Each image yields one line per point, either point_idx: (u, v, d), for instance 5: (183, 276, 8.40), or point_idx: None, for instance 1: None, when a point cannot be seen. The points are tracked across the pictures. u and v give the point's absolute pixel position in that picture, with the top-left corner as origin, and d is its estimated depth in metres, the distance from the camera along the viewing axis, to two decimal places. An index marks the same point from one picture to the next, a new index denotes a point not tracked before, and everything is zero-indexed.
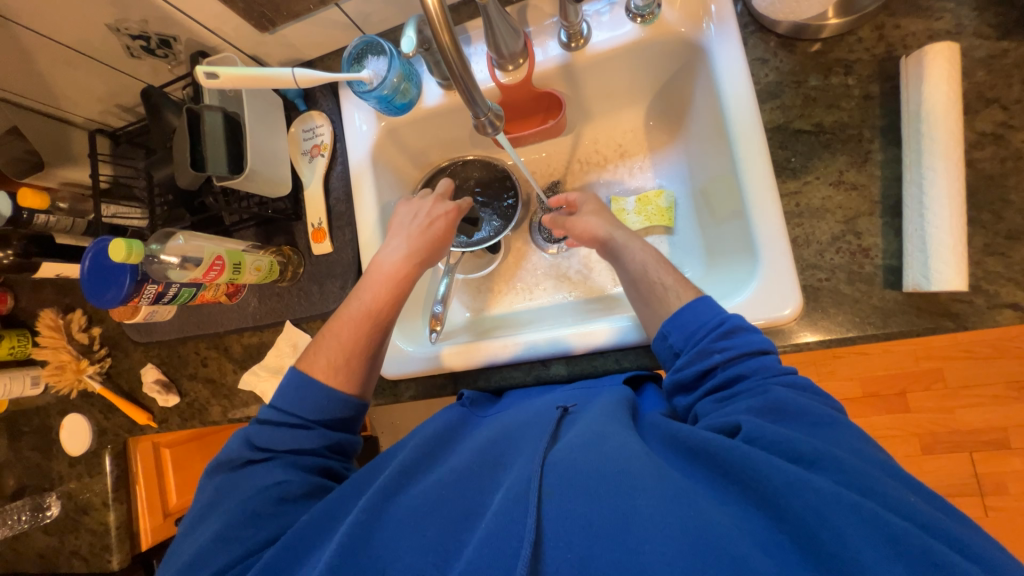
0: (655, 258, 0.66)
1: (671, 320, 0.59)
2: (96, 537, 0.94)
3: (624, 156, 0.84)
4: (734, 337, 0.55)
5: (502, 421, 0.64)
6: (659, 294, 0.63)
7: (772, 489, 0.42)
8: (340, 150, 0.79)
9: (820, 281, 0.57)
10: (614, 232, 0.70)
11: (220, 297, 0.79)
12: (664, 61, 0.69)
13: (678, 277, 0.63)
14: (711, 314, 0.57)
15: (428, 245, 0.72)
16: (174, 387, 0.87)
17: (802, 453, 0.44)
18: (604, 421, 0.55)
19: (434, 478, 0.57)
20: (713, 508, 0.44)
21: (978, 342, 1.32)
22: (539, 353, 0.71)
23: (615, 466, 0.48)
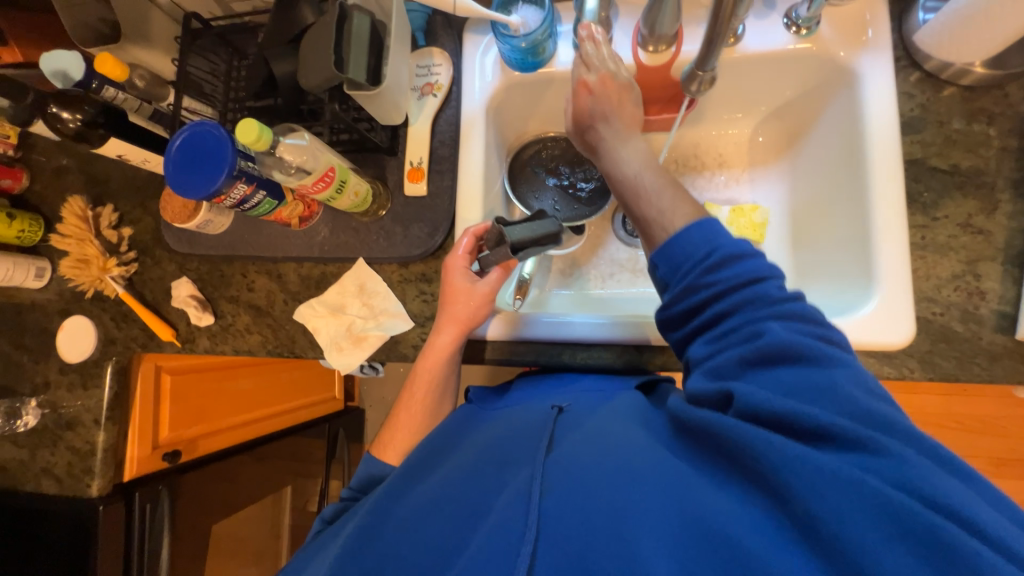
0: (658, 184, 0.54)
1: (659, 250, 0.50)
2: (76, 458, 0.83)
3: (723, 166, 0.84)
4: (725, 268, 0.47)
5: (510, 419, 0.62)
6: (652, 220, 0.54)
7: (769, 470, 0.39)
8: (454, 95, 0.75)
9: (933, 314, 0.59)
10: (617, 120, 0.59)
11: (290, 220, 0.74)
12: (804, 77, 0.70)
13: (675, 198, 0.53)
14: (701, 248, 0.48)
15: (472, 309, 0.65)
16: (210, 307, 0.80)
17: (809, 423, 0.39)
18: (611, 419, 0.54)
19: (442, 475, 0.55)
20: (711, 496, 0.42)
21: (970, 416, 1.38)
22: (597, 336, 0.67)
23: (612, 462, 0.47)
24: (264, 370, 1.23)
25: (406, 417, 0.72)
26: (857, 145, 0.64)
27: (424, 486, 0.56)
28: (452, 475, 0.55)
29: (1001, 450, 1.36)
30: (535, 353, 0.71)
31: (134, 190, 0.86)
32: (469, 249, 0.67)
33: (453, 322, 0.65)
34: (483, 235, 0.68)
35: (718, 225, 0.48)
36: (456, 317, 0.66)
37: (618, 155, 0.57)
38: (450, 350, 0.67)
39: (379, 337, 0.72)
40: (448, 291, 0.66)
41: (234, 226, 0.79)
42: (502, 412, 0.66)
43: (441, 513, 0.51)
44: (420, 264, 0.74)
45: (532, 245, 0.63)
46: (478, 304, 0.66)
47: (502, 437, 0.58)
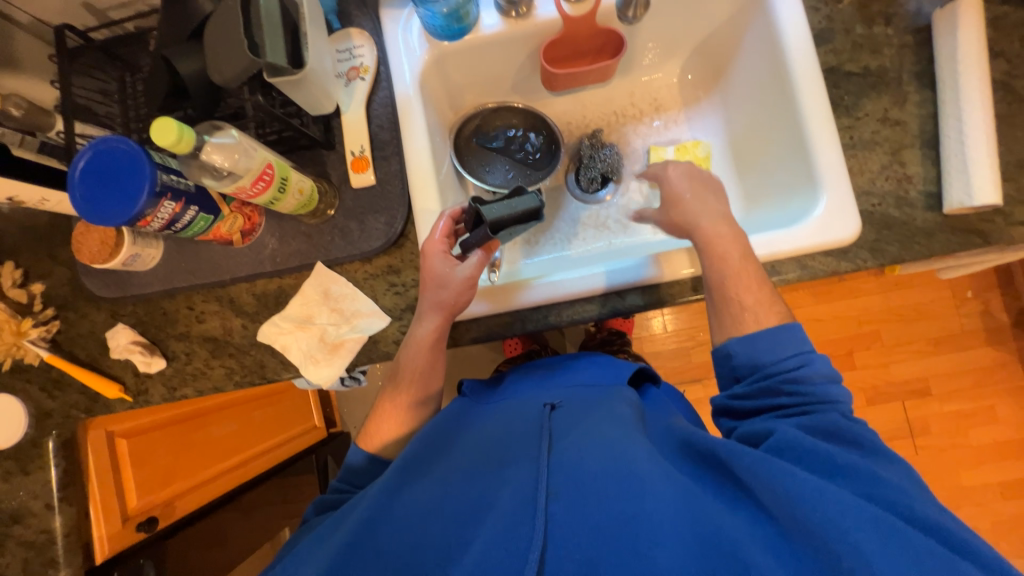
0: (743, 271, 0.61)
1: (741, 340, 0.60)
2: (32, 552, 0.73)
3: (659, 110, 0.86)
4: (810, 385, 0.56)
5: (501, 420, 0.63)
6: (734, 313, 0.61)
7: (786, 499, 0.44)
8: (384, 75, 0.72)
9: (873, 206, 0.64)
10: (705, 220, 0.64)
11: (232, 236, 0.68)
12: (719, 9, 0.74)
13: (757, 299, 0.61)
14: (779, 353, 0.58)
15: (455, 297, 0.63)
16: (158, 349, 0.72)
17: (834, 462, 0.48)
18: (608, 422, 0.57)
19: (439, 480, 0.55)
20: (719, 512, 0.47)
21: (905, 306, 1.53)
22: (578, 288, 0.66)
23: (619, 469, 0.49)
24: (235, 411, 1.15)
25: (393, 406, 0.71)
26: (782, 67, 0.67)
27: (419, 488, 0.55)
28: (450, 480, 0.54)
29: (935, 330, 1.53)
30: (519, 321, 0.69)
31: (35, 240, 0.75)
32: (446, 233, 0.64)
33: (436, 308, 0.63)
34: (462, 217, 0.65)
35: (802, 332, 0.58)
36: (441, 303, 0.63)
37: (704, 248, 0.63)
38: (433, 339, 0.64)
39: (357, 340, 0.68)
40: (425, 276, 0.64)
41: (167, 257, 0.72)
42: (490, 416, 0.66)
43: (439, 518, 0.50)
44: (383, 256, 0.70)
45: (512, 224, 0.61)
46: (462, 290, 0.63)
47: (498, 442, 0.58)
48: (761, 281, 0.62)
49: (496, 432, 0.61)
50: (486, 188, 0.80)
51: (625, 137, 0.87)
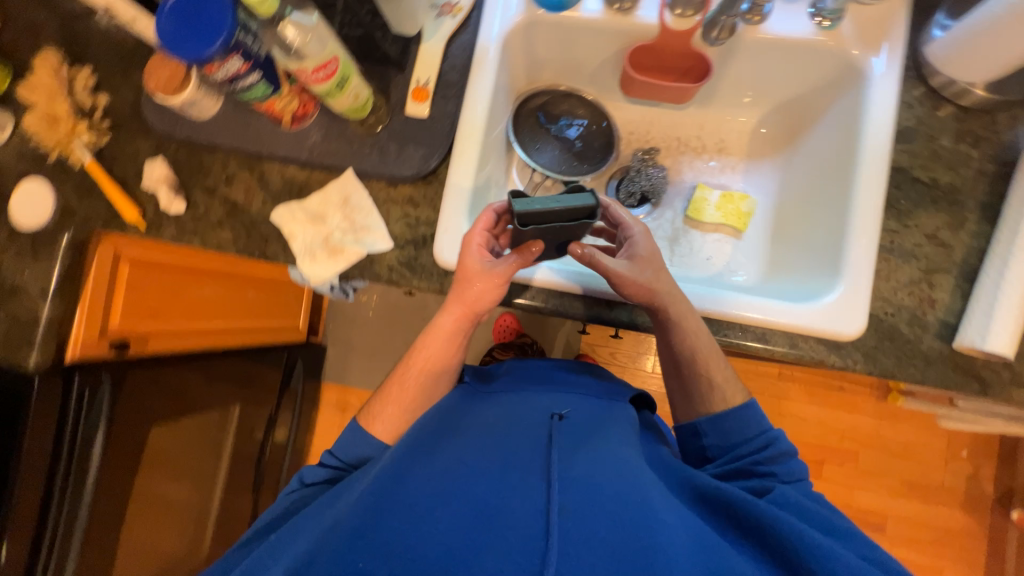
0: (710, 351, 0.64)
1: (711, 419, 0.66)
2: (16, 328, 0.79)
3: (720, 152, 0.85)
4: (778, 462, 0.61)
5: (507, 418, 0.66)
6: (704, 391, 0.67)
7: (792, 550, 0.50)
8: (473, 21, 0.74)
9: (885, 314, 0.62)
10: (666, 297, 0.62)
11: (283, 116, 0.71)
12: (816, 73, 0.73)
13: (726, 376, 0.66)
14: (747, 433, 0.64)
15: (477, 294, 0.65)
16: (183, 194, 0.76)
17: (823, 520, 0.55)
18: (614, 446, 0.62)
19: (446, 469, 0.57)
20: (728, 552, 0.51)
21: (893, 439, 1.48)
22: (569, 283, 0.68)
23: (631, 497, 0.53)
24: (232, 282, 1.20)
25: (398, 393, 0.73)
26: (852, 149, 0.67)
27: (425, 475, 0.56)
28: (457, 472, 0.56)
29: (914, 473, 1.47)
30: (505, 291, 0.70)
31: (116, 56, 0.81)
32: (490, 225, 0.64)
33: (460, 302, 0.65)
34: (508, 213, 0.65)
35: (761, 412, 0.65)
36: (463, 298, 0.65)
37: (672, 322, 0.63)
38: (452, 330, 0.69)
39: (356, 252, 0.71)
40: (460, 270, 0.64)
41: (221, 114, 0.76)
42: (491, 409, 0.70)
43: (450, 512, 0.51)
44: (409, 186, 0.72)
45: (557, 219, 0.57)
46: (489, 287, 0.64)
47: (503, 441, 0.61)
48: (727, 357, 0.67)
49: (500, 429, 0.64)
50: (531, 162, 0.80)
51: (678, 165, 0.86)
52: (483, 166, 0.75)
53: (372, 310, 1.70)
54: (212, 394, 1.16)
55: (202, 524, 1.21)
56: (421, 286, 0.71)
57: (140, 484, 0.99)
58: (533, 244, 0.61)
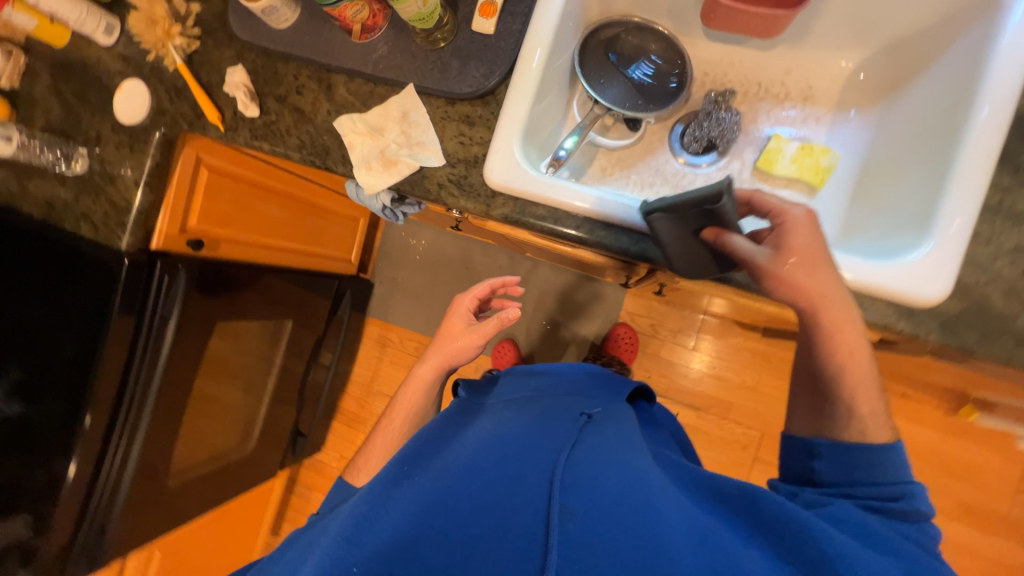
0: (864, 373, 0.59)
1: (830, 445, 0.60)
2: (113, 211, 0.90)
3: (806, 100, 0.77)
4: (886, 495, 0.56)
5: (505, 421, 0.69)
6: (839, 420, 0.60)
7: (816, 554, 0.48)
8: None
9: (976, 282, 0.56)
10: (833, 301, 0.56)
11: (353, 26, 0.74)
12: (937, 7, 0.65)
13: (873, 409, 0.59)
14: (874, 475, 0.57)
15: (454, 351, 0.86)
16: (257, 101, 0.80)
17: (883, 540, 0.50)
18: (613, 446, 0.62)
19: (442, 467, 0.59)
20: (737, 549, 0.50)
21: (958, 457, 1.34)
22: (622, 212, 0.64)
23: (633, 495, 0.53)
24: (296, 206, 1.28)
25: (381, 445, 0.87)
26: (964, 109, 0.59)
27: (421, 477, 0.59)
28: (452, 468, 0.58)
29: (979, 499, 1.33)
30: (552, 219, 0.68)
31: None
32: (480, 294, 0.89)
33: (439, 354, 0.87)
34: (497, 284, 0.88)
35: (900, 456, 0.57)
36: (440, 354, 0.88)
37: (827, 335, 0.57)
38: (429, 379, 0.88)
39: (409, 166, 0.72)
40: (448, 328, 0.89)
41: (297, 25, 0.79)
42: (489, 417, 0.74)
43: (445, 508, 0.52)
44: (467, 105, 0.72)
45: (682, 202, 0.56)
46: (468, 344, 0.86)
47: (499, 439, 0.63)
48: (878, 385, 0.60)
49: (497, 431, 0.66)
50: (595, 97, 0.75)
51: (754, 112, 0.79)
52: (544, 93, 0.74)
53: (418, 254, 1.75)
54: (270, 311, 1.24)
55: (247, 431, 1.33)
56: (468, 207, 0.71)
57: (198, 385, 1.08)
58: (508, 311, 0.77)
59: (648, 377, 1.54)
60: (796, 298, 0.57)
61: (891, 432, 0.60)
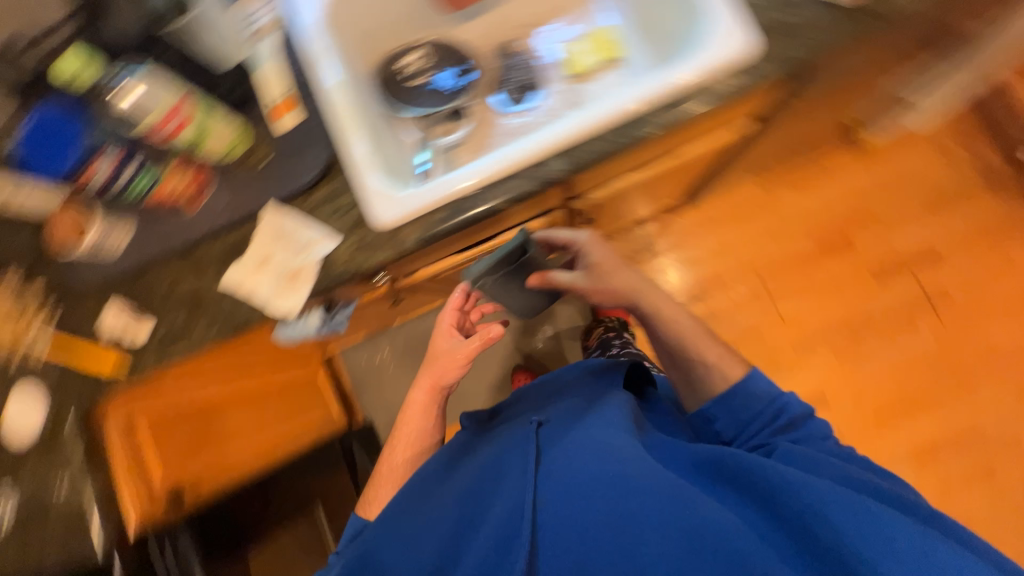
0: (694, 333, 0.81)
1: (717, 402, 0.78)
2: (70, 531, 0.77)
3: (563, 13, 0.91)
4: (792, 427, 0.74)
5: (502, 438, 0.78)
6: (702, 371, 0.80)
7: (771, 488, 0.57)
8: (291, 28, 0.78)
9: (767, 17, 0.66)
10: (637, 292, 0.81)
11: (179, 200, 0.73)
12: None
13: (719, 353, 0.81)
14: (754, 410, 0.76)
15: (441, 367, 0.86)
16: (146, 313, 0.77)
17: (802, 455, 0.65)
18: (597, 430, 0.70)
19: (440, 495, 0.72)
20: (706, 502, 0.57)
21: (892, 175, 1.49)
22: (504, 163, 0.69)
23: (608, 473, 0.62)
24: (257, 399, 1.13)
25: (383, 475, 0.86)
26: None
27: (423, 505, 0.71)
28: (451, 494, 0.71)
29: (931, 190, 1.47)
30: (455, 212, 0.70)
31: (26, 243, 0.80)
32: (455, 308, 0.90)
33: (427, 374, 0.87)
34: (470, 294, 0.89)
35: (764, 383, 0.78)
36: (431, 373, 0.87)
37: (649, 311, 0.81)
38: (423, 403, 0.87)
39: (313, 264, 0.72)
40: (435, 350, 0.88)
41: (136, 233, 0.77)
42: (492, 439, 0.81)
43: (441, 526, 0.67)
44: (323, 186, 0.75)
45: (499, 264, 0.83)
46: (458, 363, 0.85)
47: (498, 462, 0.72)
48: (715, 339, 0.83)
49: (497, 451, 0.75)
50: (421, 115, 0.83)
51: (537, 46, 0.90)
52: (376, 137, 0.78)
53: None
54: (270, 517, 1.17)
55: None
56: (386, 258, 0.71)
57: None
58: (493, 327, 0.82)
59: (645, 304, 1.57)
60: (618, 296, 0.82)
61: (744, 364, 0.81)
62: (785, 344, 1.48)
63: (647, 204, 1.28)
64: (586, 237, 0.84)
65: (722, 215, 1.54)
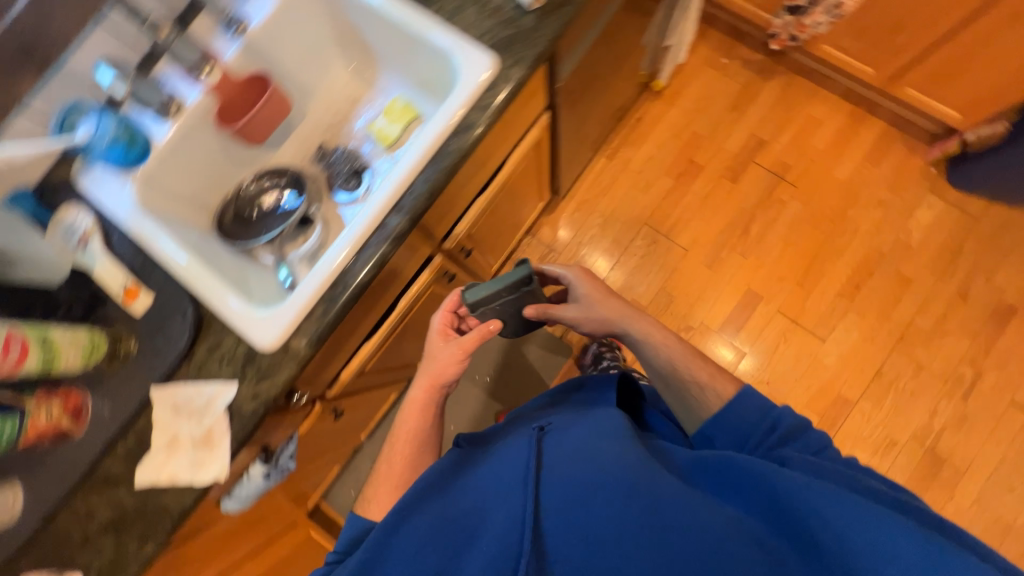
0: (680, 356, 0.90)
1: (712, 422, 0.80)
2: None
3: (356, 101, 0.98)
4: (786, 437, 0.74)
5: (500, 451, 0.77)
6: (696, 391, 0.86)
7: (774, 494, 0.60)
8: (110, 225, 0.79)
9: (492, 37, 0.77)
10: (626, 320, 0.97)
11: (60, 427, 0.69)
12: (317, 10, 0.88)
13: (710, 374, 0.87)
14: (750, 420, 0.77)
15: (440, 367, 0.87)
16: (67, 565, 0.68)
17: (804, 464, 0.65)
18: (601, 442, 0.74)
19: (437, 513, 0.68)
20: (708, 508, 0.62)
21: (696, 99, 1.75)
22: (350, 242, 0.74)
23: (614, 480, 0.65)
24: None
25: (384, 475, 0.83)
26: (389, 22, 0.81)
27: (417, 524, 0.66)
28: (449, 513, 0.68)
29: (729, 96, 1.74)
30: (329, 304, 0.73)
31: None
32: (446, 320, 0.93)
33: (427, 374, 0.87)
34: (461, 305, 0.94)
35: (757, 397, 0.79)
36: (430, 375, 0.87)
37: (639, 335, 0.95)
38: (421, 404, 0.86)
39: (220, 419, 0.71)
40: (432, 350, 0.89)
41: (27, 488, 0.70)
42: (492, 453, 0.78)
43: (436, 546, 0.64)
44: (200, 344, 0.74)
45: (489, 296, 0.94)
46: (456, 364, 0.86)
47: (501, 478, 0.71)
48: (706, 360, 0.90)
49: (498, 465, 0.73)
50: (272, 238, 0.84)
51: (349, 137, 0.97)
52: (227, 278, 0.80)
53: None
54: None
55: None
56: (288, 377, 0.72)
57: None
58: (491, 325, 0.89)
59: None
60: (605, 324, 0.99)
61: (735, 381, 0.86)
62: (696, 267, 1.64)
63: (523, 212, 1.40)
64: (586, 275, 1.04)
65: (592, 193, 1.72)
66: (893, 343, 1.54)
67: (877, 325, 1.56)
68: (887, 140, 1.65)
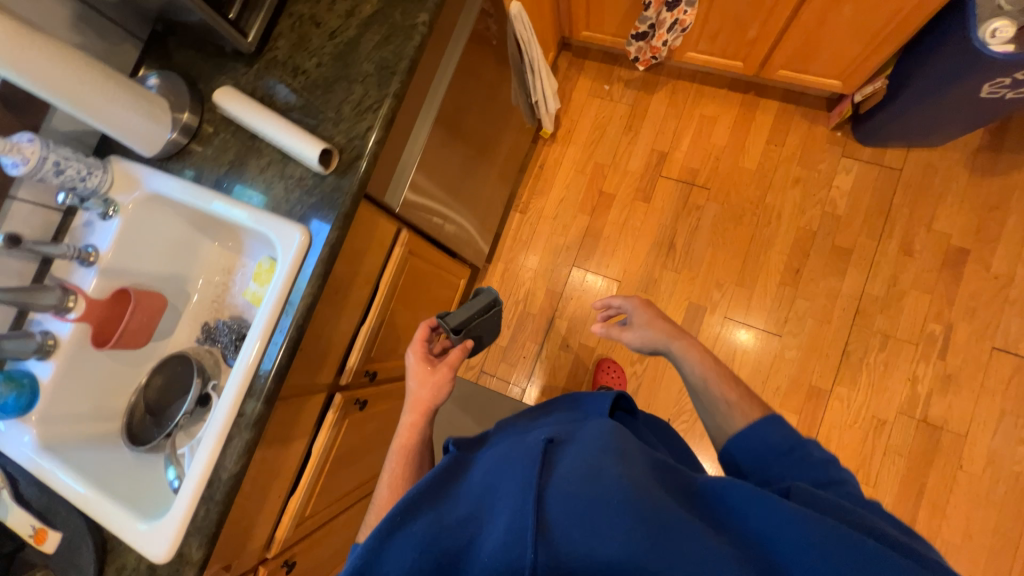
0: (716, 377, 0.78)
1: (737, 438, 0.70)
2: None
3: (230, 271, 1.01)
4: (801, 466, 0.64)
5: (497, 457, 0.62)
6: (724, 408, 0.75)
7: (773, 522, 0.48)
8: (19, 469, 0.86)
9: (301, 208, 0.83)
10: (672, 341, 0.83)
11: None
12: (163, 212, 0.96)
13: (740, 397, 0.75)
14: (776, 446, 0.67)
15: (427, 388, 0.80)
16: None
17: (819, 500, 0.53)
18: (609, 449, 0.57)
19: (431, 528, 0.54)
20: (712, 535, 0.48)
21: (589, 133, 1.77)
22: (214, 435, 0.77)
23: (619, 499, 0.49)
24: None
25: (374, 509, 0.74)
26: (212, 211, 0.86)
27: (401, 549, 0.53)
28: (442, 525, 0.54)
29: (620, 121, 1.76)
30: (210, 500, 0.76)
31: None
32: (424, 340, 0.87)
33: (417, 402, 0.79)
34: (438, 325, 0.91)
35: (786, 426, 0.69)
36: (421, 400, 0.79)
37: (683, 357, 0.81)
38: (411, 429, 0.78)
39: None
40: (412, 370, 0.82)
41: None
42: (491, 461, 0.63)
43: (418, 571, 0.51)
44: (110, 567, 0.79)
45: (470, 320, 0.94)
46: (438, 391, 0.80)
47: (493, 490, 0.56)
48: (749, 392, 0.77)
49: (493, 476, 0.58)
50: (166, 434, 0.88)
51: (232, 306, 0.99)
52: (127, 493, 0.84)
53: None
54: None
55: None
56: None
57: None
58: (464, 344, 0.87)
59: (523, 353, 1.68)
60: (654, 346, 0.84)
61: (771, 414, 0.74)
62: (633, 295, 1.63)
63: (439, 301, 1.43)
64: (635, 306, 0.89)
65: (515, 249, 1.74)
66: (851, 319, 1.48)
67: (829, 304, 1.50)
68: (785, 118, 1.63)
